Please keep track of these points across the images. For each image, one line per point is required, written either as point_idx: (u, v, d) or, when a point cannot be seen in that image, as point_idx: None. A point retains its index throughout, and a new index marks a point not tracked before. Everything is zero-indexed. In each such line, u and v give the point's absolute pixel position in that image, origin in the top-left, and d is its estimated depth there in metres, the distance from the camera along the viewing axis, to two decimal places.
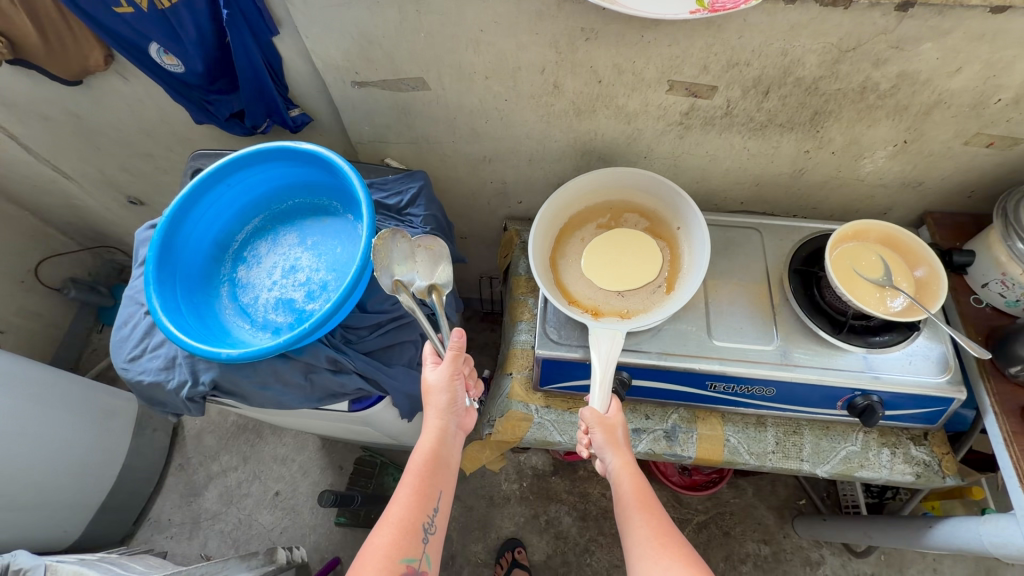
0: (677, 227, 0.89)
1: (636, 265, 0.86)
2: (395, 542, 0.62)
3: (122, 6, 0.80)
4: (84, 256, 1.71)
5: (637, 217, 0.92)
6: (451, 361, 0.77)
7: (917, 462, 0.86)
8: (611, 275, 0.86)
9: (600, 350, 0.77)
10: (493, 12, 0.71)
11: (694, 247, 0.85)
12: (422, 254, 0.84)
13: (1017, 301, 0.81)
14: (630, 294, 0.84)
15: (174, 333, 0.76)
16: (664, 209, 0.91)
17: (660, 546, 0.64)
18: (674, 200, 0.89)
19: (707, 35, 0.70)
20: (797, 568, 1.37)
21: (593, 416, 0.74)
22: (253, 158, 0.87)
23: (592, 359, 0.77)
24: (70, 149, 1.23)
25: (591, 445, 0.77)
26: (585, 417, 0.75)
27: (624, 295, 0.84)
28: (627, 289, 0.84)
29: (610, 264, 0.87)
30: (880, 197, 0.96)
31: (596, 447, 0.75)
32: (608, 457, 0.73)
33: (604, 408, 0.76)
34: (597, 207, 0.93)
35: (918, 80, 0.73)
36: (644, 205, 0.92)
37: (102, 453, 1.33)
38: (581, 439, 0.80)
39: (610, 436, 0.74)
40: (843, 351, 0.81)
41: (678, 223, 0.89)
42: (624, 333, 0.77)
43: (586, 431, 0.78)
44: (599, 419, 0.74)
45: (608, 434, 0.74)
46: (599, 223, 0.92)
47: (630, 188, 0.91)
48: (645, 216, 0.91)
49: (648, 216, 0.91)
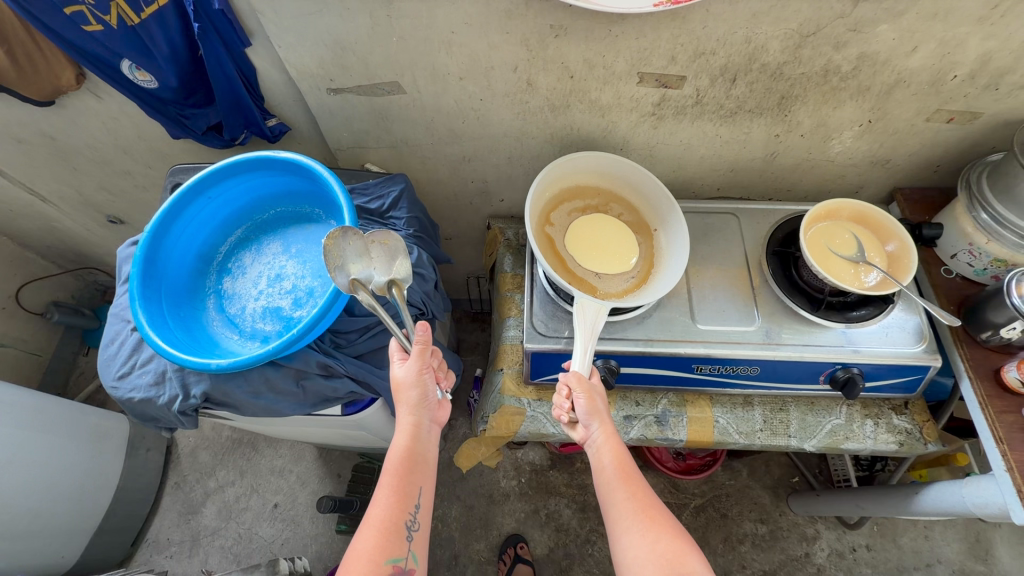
0: (654, 228, 0.91)
1: (615, 251, 0.87)
2: (378, 544, 0.63)
3: (92, 25, 0.79)
4: (66, 278, 1.70)
5: (621, 210, 0.93)
6: (419, 355, 0.75)
7: (899, 431, 0.88)
8: (590, 253, 0.86)
9: (586, 321, 0.77)
10: (464, 13, 0.73)
11: (672, 242, 0.87)
12: (376, 248, 0.81)
13: (984, 269, 0.84)
14: (607, 277, 0.85)
15: (161, 347, 0.76)
16: (645, 208, 0.93)
17: (647, 520, 0.65)
18: (658, 200, 0.91)
19: (673, 27, 0.72)
20: (794, 544, 1.39)
21: (577, 379, 0.76)
22: (233, 169, 0.88)
23: (576, 331, 0.77)
24: (45, 171, 1.22)
25: (573, 412, 0.77)
26: (568, 381, 0.76)
27: (601, 276, 0.85)
28: (604, 270, 0.85)
29: (591, 243, 0.88)
30: (852, 175, 0.99)
31: (581, 416, 0.75)
32: (593, 426, 0.75)
33: (587, 373, 0.77)
34: (586, 189, 0.94)
35: (877, 61, 0.75)
36: (630, 200, 0.94)
37: (96, 475, 1.32)
38: (559, 407, 0.78)
39: (592, 404, 0.75)
40: (822, 327, 0.83)
41: (655, 225, 0.91)
42: (609, 308, 0.77)
43: (568, 399, 0.78)
44: (582, 383, 0.76)
45: (591, 401, 0.75)
46: (587, 203, 0.93)
47: (620, 179, 0.93)
48: (628, 210, 0.93)
49: (631, 212, 0.93)
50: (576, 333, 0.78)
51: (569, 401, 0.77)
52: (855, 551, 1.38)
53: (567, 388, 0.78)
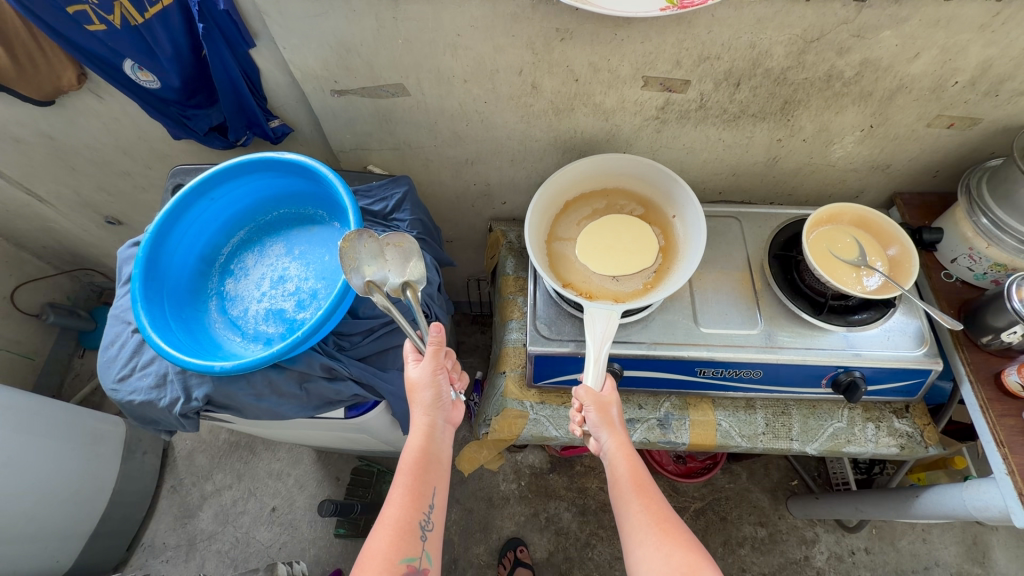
0: (672, 215, 0.91)
1: (632, 249, 0.87)
2: (393, 544, 0.62)
3: (95, 24, 0.79)
4: (62, 279, 1.68)
5: (633, 205, 0.93)
6: (432, 357, 0.74)
7: (900, 434, 0.89)
8: (606, 258, 0.86)
9: (596, 330, 0.76)
10: (470, 16, 0.73)
11: (689, 234, 0.87)
12: (391, 251, 0.80)
13: (984, 274, 0.85)
14: (624, 278, 0.85)
15: (164, 349, 0.75)
16: (658, 196, 0.92)
17: (661, 532, 0.65)
18: (670, 186, 0.90)
19: (678, 31, 0.72)
20: (793, 547, 1.40)
21: (588, 394, 0.75)
22: (237, 170, 0.87)
23: (587, 338, 0.77)
24: (44, 171, 1.21)
25: (586, 423, 0.78)
26: (579, 395, 0.76)
27: (619, 279, 0.85)
28: (622, 273, 0.85)
29: (606, 248, 0.87)
30: (852, 180, 1.00)
31: (591, 426, 0.76)
32: (603, 436, 0.75)
33: (599, 386, 0.76)
34: (593, 193, 0.94)
35: (880, 67, 0.76)
36: (639, 193, 0.93)
37: (91, 478, 1.30)
38: (575, 418, 0.80)
39: (604, 414, 0.75)
40: (824, 331, 0.84)
41: (673, 211, 0.91)
42: (620, 312, 0.76)
43: (581, 409, 0.79)
44: (593, 396, 0.75)
45: (603, 413, 0.75)
46: (595, 207, 0.93)
47: (627, 175, 0.93)
48: (640, 203, 0.93)
49: (642, 204, 0.93)
50: (587, 340, 0.77)
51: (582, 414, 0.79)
52: (854, 555, 1.38)
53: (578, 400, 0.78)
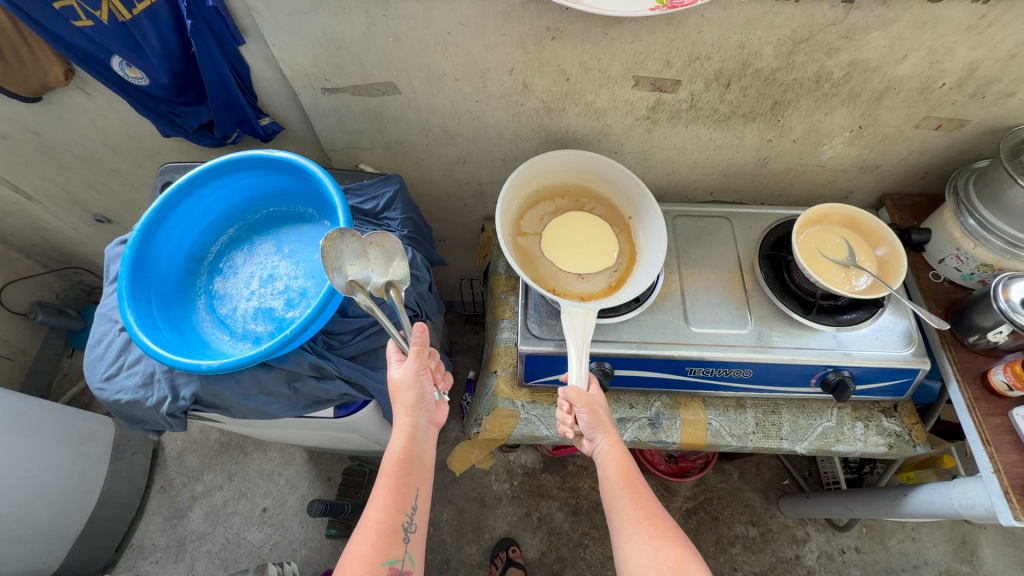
0: (629, 216, 0.92)
1: (594, 249, 0.88)
2: (375, 546, 0.62)
3: (81, 20, 0.78)
4: (50, 279, 1.66)
5: (592, 203, 0.93)
6: (416, 357, 0.74)
7: (889, 433, 0.89)
8: (569, 257, 0.87)
9: (575, 328, 0.77)
10: (460, 14, 0.72)
11: (648, 236, 0.88)
12: (374, 250, 0.79)
13: (971, 274, 0.86)
14: (589, 277, 0.87)
15: (150, 348, 0.74)
16: (615, 197, 0.93)
17: (649, 526, 0.65)
18: (630, 189, 0.91)
19: (668, 30, 0.72)
20: (784, 546, 1.40)
21: (576, 393, 0.75)
22: (225, 168, 0.87)
23: (568, 339, 0.77)
24: (30, 168, 1.20)
25: (577, 424, 0.77)
26: (568, 395, 0.76)
27: (584, 278, 0.86)
28: (587, 272, 0.86)
29: (569, 246, 0.88)
30: (842, 180, 1.00)
31: (585, 428, 0.76)
32: (598, 439, 0.75)
33: (586, 383, 0.76)
34: (554, 188, 0.94)
35: (868, 68, 0.76)
36: (599, 191, 0.94)
37: (80, 478, 1.29)
38: (564, 421, 0.79)
39: (594, 415, 0.75)
40: (814, 330, 0.84)
41: (630, 212, 0.92)
42: (596, 311, 0.77)
43: (570, 410, 0.78)
44: (582, 397, 0.75)
45: (593, 414, 0.75)
46: (558, 204, 0.93)
47: (587, 172, 0.92)
48: (599, 202, 0.93)
49: (603, 204, 0.93)
50: (567, 340, 0.77)
51: (573, 415, 0.78)
52: (844, 553, 1.39)
53: (567, 401, 0.77)
